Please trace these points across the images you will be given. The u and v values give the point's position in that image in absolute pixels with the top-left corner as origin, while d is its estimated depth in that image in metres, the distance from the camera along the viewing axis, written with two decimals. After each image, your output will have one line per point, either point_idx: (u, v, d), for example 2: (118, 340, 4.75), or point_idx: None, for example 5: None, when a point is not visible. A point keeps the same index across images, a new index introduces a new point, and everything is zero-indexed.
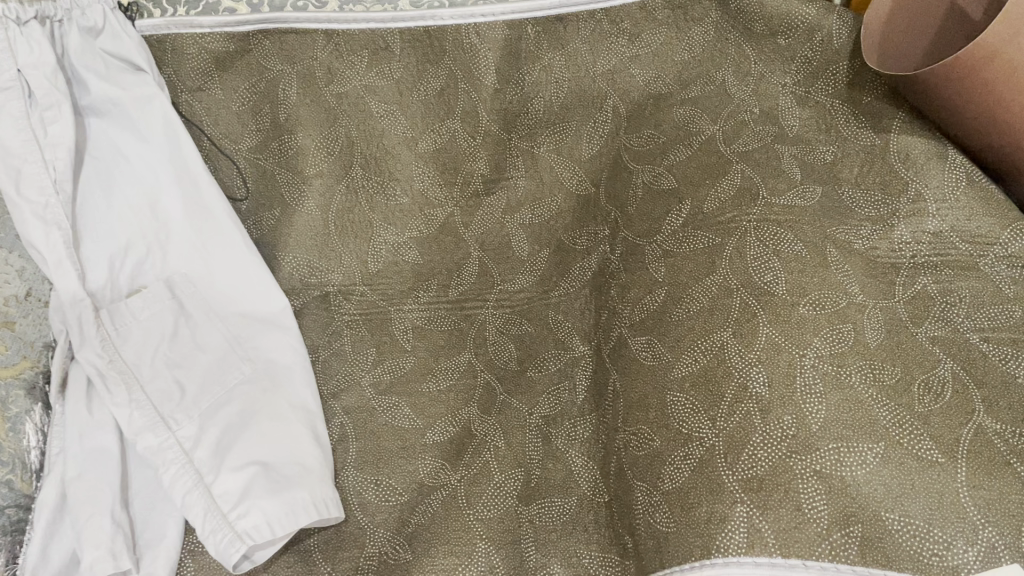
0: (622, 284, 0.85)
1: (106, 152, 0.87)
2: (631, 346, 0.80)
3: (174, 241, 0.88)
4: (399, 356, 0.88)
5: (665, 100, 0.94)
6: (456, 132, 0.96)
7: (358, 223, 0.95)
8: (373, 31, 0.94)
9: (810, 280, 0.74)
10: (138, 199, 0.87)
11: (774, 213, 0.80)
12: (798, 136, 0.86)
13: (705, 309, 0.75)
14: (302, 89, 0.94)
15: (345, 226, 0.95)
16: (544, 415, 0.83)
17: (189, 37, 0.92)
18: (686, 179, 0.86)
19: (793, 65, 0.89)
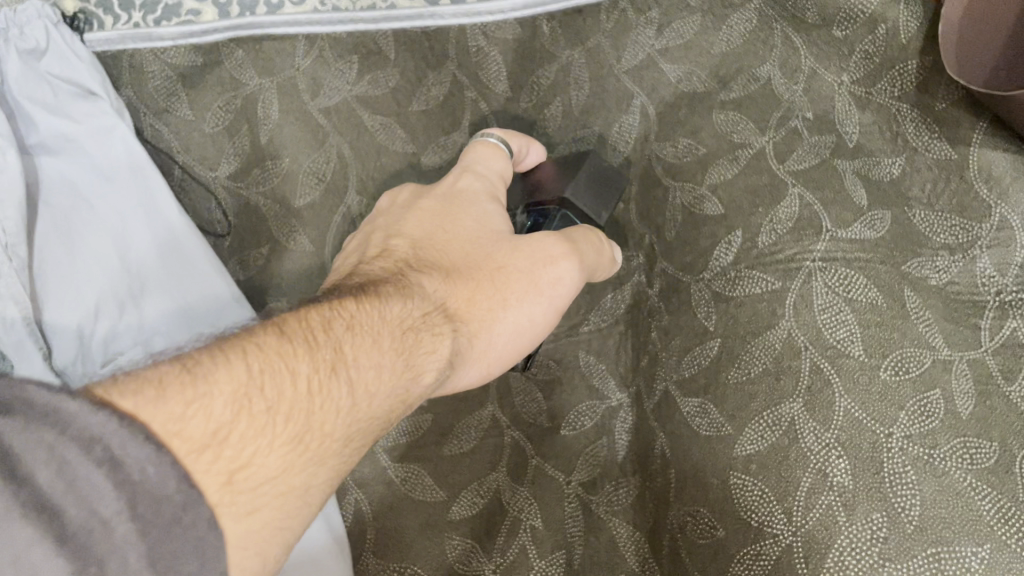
0: (665, 326, 0.75)
1: (65, 198, 0.76)
2: (681, 408, 0.70)
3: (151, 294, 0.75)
4: (413, 415, 0.78)
5: (701, 100, 0.82)
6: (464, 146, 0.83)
7: None
8: (362, 33, 0.82)
9: (888, 334, 0.65)
10: (106, 248, 0.75)
11: (839, 250, 0.69)
12: (858, 149, 0.75)
13: (771, 372, 0.65)
14: (284, 104, 0.82)
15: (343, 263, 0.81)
16: (582, 482, 0.74)
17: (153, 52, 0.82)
18: (733, 203, 0.75)
19: (850, 62, 0.77)
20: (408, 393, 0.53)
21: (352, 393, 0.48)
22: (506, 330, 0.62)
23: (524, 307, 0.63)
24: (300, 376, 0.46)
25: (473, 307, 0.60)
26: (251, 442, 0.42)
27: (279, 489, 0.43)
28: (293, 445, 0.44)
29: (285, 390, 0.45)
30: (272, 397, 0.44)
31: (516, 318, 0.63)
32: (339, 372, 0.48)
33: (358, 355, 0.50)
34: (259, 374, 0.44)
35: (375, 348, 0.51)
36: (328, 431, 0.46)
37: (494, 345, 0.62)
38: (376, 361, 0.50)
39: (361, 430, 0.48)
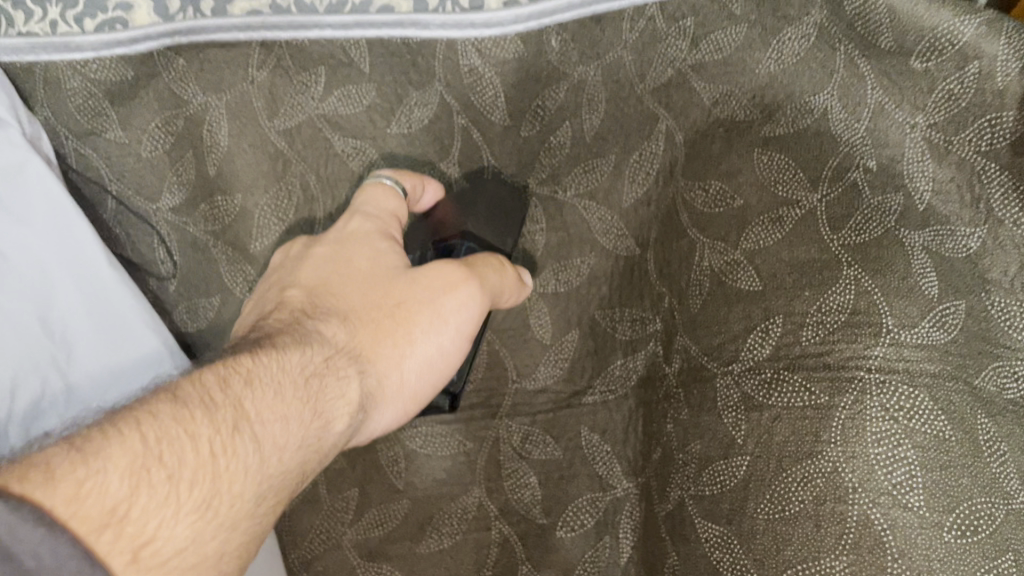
0: (684, 423, 0.64)
1: None
2: (699, 534, 0.60)
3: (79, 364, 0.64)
4: (388, 501, 0.69)
5: (742, 133, 0.67)
6: (454, 179, 0.71)
7: None
8: (330, 40, 0.67)
9: (957, 480, 0.53)
10: (28, 313, 0.63)
11: (900, 358, 0.57)
12: (930, 214, 0.60)
13: (809, 516, 0.55)
14: (237, 128, 0.68)
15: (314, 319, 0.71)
16: None
17: (78, 67, 0.67)
18: (774, 279, 0.62)
19: (928, 100, 0.61)
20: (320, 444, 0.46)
21: (261, 449, 0.41)
22: (415, 366, 0.54)
23: (436, 340, 0.56)
24: (203, 437, 0.39)
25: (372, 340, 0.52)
26: (155, 517, 0.36)
27: (190, 557, 0.37)
28: (200, 510, 0.38)
29: (185, 453, 0.38)
30: (173, 462, 0.37)
31: (432, 347, 0.56)
32: (242, 427, 0.41)
33: (263, 408, 0.43)
34: (154, 442, 0.37)
35: (279, 397, 0.44)
36: (234, 493, 0.40)
37: (410, 379, 0.54)
38: (283, 409, 0.44)
39: (274, 486, 0.42)
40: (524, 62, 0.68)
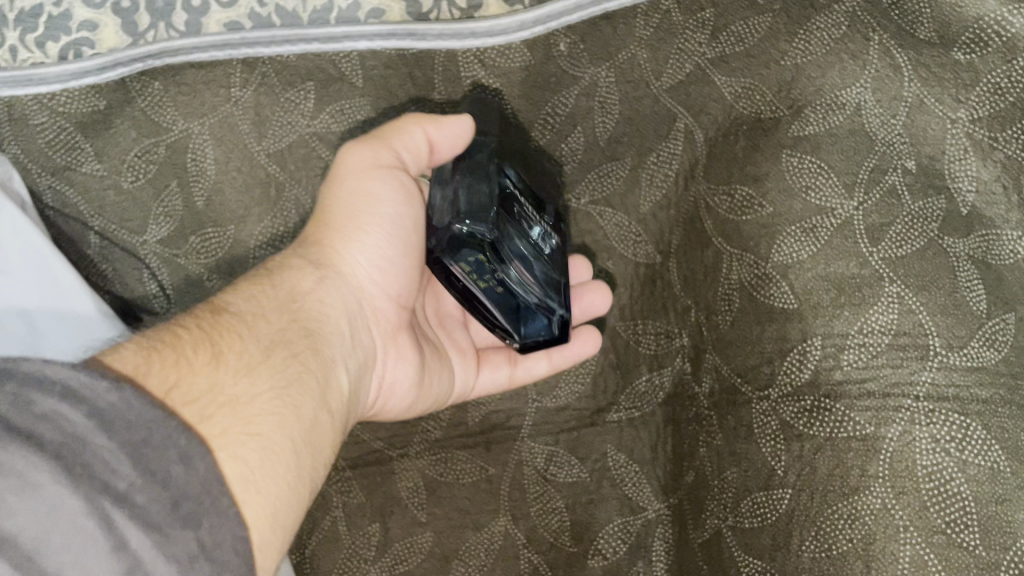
0: (718, 448, 0.62)
1: None
2: (740, 567, 0.58)
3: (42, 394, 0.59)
4: (410, 534, 0.67)
5: (767, 134, 0.61)
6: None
7: None
8: (318, 54, 0.62)
9: (1012, 515, 0.51)
10: None
11: (950, 383, 0.54)
12: (974, 218, 0.56)
13: (858, 556, 0.53)
14: (223, 152, 0.64)
15: None
16: None
17: (43, 99, 0.61)
18: (811, 296, 0.58)
19: (972, 93, 0.55)
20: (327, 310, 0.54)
21: (249, 323, 0.48)
22: (376, 258, 0.57)
23: (399, 236, 0.57)
24: (186, 336, 0.45)
25: (331, 246, 0.56)
26: (172, 375, 0.42)
27: (218, 402, 0.42)
28: (215, 369, 0.44)
29: (185, 335, 0.45)
30: (173, 352, 0.43)
31: (389, 229, 0.57)
32: (224, 316, 0.48)
33: (241, 306, 0.49)
34: (160, 335, 0.45)
35: (259, 303, 0.50)
36: (239, 356, 0.46)
37: (380, 284, 0.57)
38: (261, 309, 0.50)
39: (294, 340, 0.50)
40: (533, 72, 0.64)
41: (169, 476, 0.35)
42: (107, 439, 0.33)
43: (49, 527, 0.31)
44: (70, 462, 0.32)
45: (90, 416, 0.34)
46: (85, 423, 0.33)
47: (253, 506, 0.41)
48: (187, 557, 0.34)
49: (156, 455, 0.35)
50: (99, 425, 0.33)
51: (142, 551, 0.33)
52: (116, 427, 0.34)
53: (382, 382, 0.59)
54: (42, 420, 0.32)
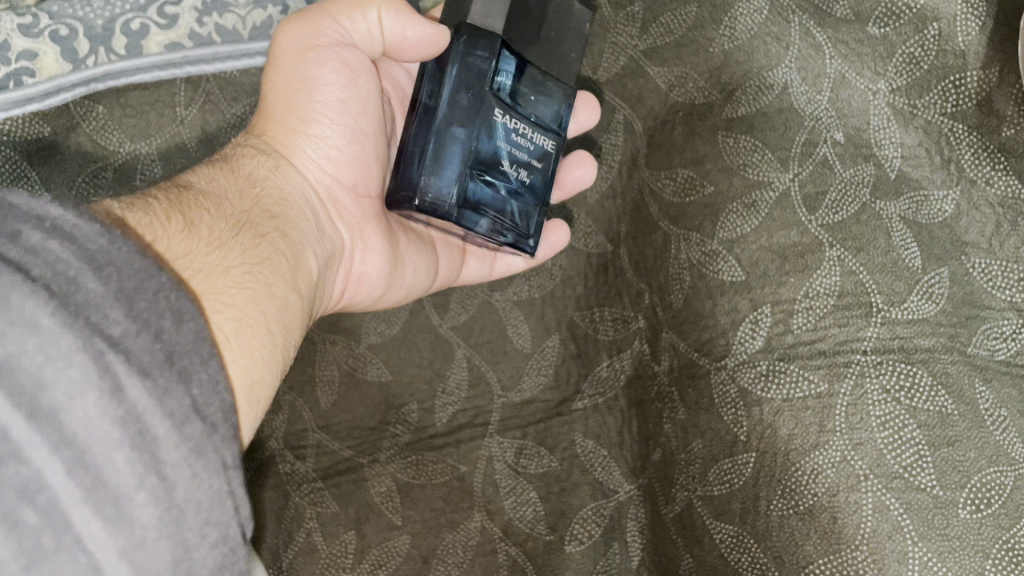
0: (682, 423, 0.63)
1: None
2: (713, 534, 0.60)
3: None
4: (386, 539, 0.68)
5: (703, 119, 0.64)
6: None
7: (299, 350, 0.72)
8: (261, 68, 0.63)
9: (964, 455, 0.55)
10: None
11: (894, 338, 0.57)
12: (902, 181, 0.59)
13: (824, 508, 0.55)
14: (169, 169, 0.64)
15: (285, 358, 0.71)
16: None
17: None
18: (757, 267, 0.61)
19: (889, 66, 0.59)
20: (291, 196, 0.55)
21: (216, 201, 0.49)
22: (335, 147, 0.58)
23: (355, 125, 0.59)
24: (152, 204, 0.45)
25: (291, 136, 0.57)
26: (154, 233, 0.43)
27: (195, 266, 0.44)
28: (188, 233, 0.45)
29: (157, 203, 0.46)
30: (149, 212, 0.44)
31: (345, 119, 0.58)
32: (187, 191, 0.49)
33: (205, 185, 0.50)
34: (131, 201, 0.45)
35: (222, 184, 0.51)
36: (216, 222, 0.47)
37: (337, 166, 0.59)
38: (223, 189, 0.51)
39: (262, 220, 0.51)
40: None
41: (161, 329, 0.35)
42: (96, 282, 0.34)
43: (41, 359, 0.32)
44: (71, 306, 0.33)
45: (86, 261, 0.34)
46: (84, 267, 0.34)
47: (242, 360, 0.44)
48: (180, 411, 0.34)
49: (153, 308, 0.35)
50: (95, 272, 0.34)
51: (138, 404, 0.33)
52: (106, 268, 0.34)
53: (350, 274, 0.62)
54: (46, 264, 0.33)
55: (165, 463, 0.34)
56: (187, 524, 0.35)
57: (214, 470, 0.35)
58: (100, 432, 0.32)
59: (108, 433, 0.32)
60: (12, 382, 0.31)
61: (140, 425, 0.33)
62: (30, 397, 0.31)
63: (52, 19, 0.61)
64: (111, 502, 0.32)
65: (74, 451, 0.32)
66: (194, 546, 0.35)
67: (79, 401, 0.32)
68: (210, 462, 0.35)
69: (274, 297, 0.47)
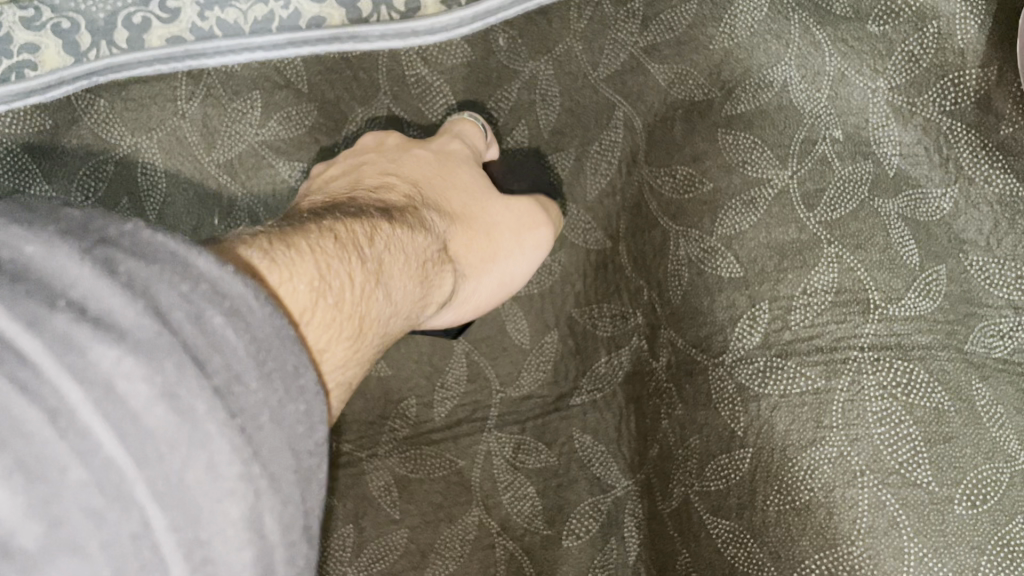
0: (680, 419, 0.63)
1: None
2: (709, 530, 0.60)
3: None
4: (384, 534, 0.68)
5: (702, 115, 0.64)
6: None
7: None
8: (263, 62, 0.64)
9: (961, 452, 0.55)
10: None
11: (892, 334, 0.58)
12: (901, 178, 0.59)
13: (820, 504, 0.56)
14: (171, 165, 0.65)
15: None
16: None
17: None
18: (756, 265, 0.61)
19: (888, 64, 0.60)
20: (409, 325, 0.51)
21: (392, 303, 0.47)
22: (466, 305, 0.60)
23: (489, 284, 0.60)
24: (357, 276, 0.43)
25: (469, 250, 0.58)
26: (320, 337, 0.40)
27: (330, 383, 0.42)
28: (347, 349, 0.42)
29: (350, 299, 0.42)
30: (337, 302, 0.41)
31: (496, 273, 0.60)
32: (381, 277, 0.46)
33: (401, 272, 0.48)
34: (297, 261, 0.40)
35: (405, 264, 0.48)
36: (376, 322, 0.45)
37: (464, 300, 0.59)
38: (404, 279, 0.48)
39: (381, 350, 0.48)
40: (473, 69, 0.66)
41: None
42: (259, 384, 0.32)
43: (147, 393, 0.29)
44: (226, 400, 0.31)
45: (249, 347, 0.32)
46: (243, 359, 0.32)
47: None
48: (287, 483, 0.33)
49: (286, 391, 0.33)
50: (258, 368, 0.32)
51: (249, 463, 0.31)
52: (269, 366, 0.33)
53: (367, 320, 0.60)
54: (207, 349, 0.31)
55: (267, 536, 0.32)
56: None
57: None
58: (220, 491, 0.31)
59: (223, 494, 0.31)
60: (114, 413, 0.29)
61: (264, 553, 0.32)
62: (173, 513, 0.30)
63: (55, 12, 0.62)
64: None
65: None
66: None
67: (190, 455, 0.30)
68: (298, 531, 0.34)
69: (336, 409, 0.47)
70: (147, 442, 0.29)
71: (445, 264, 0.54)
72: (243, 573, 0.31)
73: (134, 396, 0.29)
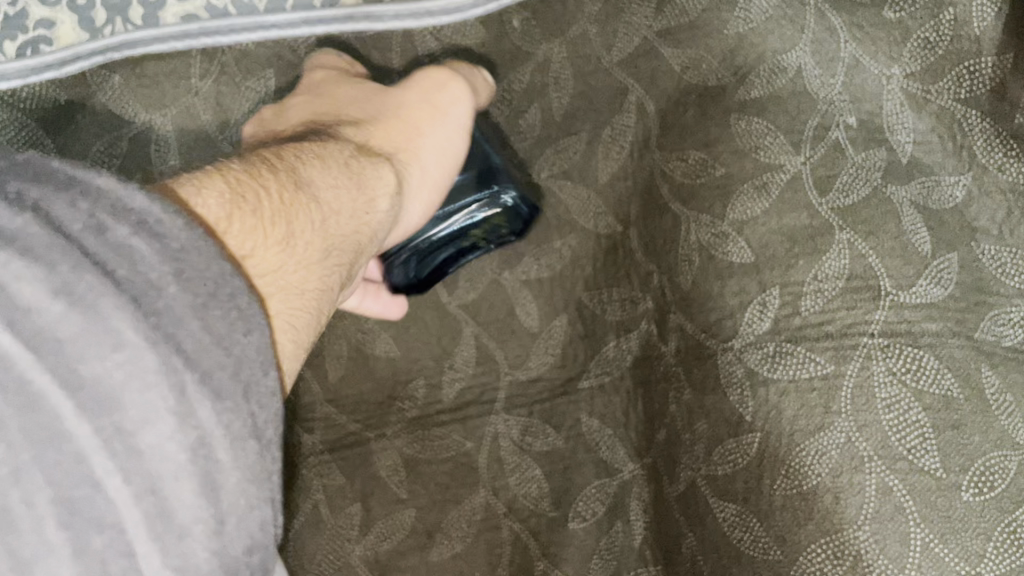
0: (688, 403, 0.63)
1: None
2: (715, 512, 0.60)
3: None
4: (391, 512, 0.68)
5: (716, 100, 0.64)
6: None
7: None
8: (277, 43, 0.64)
9: (968, 438, 0.55)
10: None
11: (901, 321, 0.57)
12: (914, 166, 0.59)
13: (827, 489, 0.56)
14: (184, 142, 0.65)
15: None
16: None
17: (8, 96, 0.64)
18: (767, 250, 0.61)
19: (903, 50, 0.59)
20: (366, 220, 0.52)
21: (324, 200, 0.49)
22: (427, 189, 0.60)
23: (438, 160, 0.60)
24: (273, 187, 0.46)
25: (400, 141, 0.59)
26: (249, 237, 0.43)
27: (281, 284, 0.45)
28: (284, 246, 0.45)
29: (269, 203, 0.45)
30: (254, 209, 0.44)
31: (432, 146, 0.60)
32: (302, 186, 0.48)
33: (325, 179, 0.50)
34: (208, 184, 0.43)
35: (330, 173, 0.51)
36: (311, 223, 0.47)
37: (417, 189, 0.59)
38: (335, 185, 0.51)
39: (341, 246, 0.50)
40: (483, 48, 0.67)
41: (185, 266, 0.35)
42: (177, 288, 0.35)
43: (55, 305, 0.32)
44: (140, 304, 0.34)
45: (162, 256, 0.35)
46: (159, 264, 0.34)
47: (293, 368, 0.46)
48: (220, 384, 0.35)
49: (196, 270, 0.35)
50: (175, 274, 0.35)
51: (168, 357, 0.34)
52: (185, 269, 0.35)
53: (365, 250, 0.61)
54: (118, 260, 0.34)
55: (200, 424, 0.34)
56: (228, 560, 0.35)
57: (265, 496, 0.37)
58: (133, 386, 0.33)
59: (143, 390, 0.33)
60: (22, 324, 0.32)
61: (203, 445, 0.34)
62: (87, 408, 0.32)
63: None
64: (141, 474, 0.33)
65: (115, 471, 0.33)
66: (229, 524, 0.35)
67: (106, 356, 0.33)
68: (246, 424, 0.36)
69: (328, 313, 0.49)
70: (53, 344, 0.32)
71: (377, 162, 0.55)
72: (179, 467, 0.34)
73: (43, 313, 0.32)
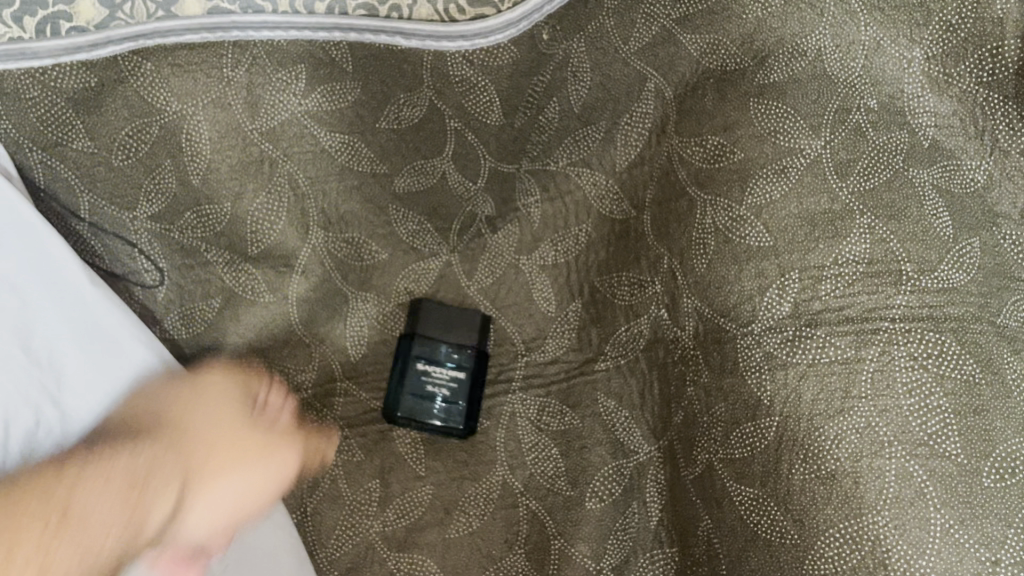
0: (704, 386, 0.64)
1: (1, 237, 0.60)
2: (731, 494, 0.60)
3: (155, 364, 0.64)
4: (410, 489, 0.70)
5: (734, 84, 0.63)
6: (448, 174, 0.69)
7: (329, 305, 0.73)
8: (309, 41, 0.61)
9: (990, 423, 0.55)
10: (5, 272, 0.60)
11: (924, 305, 0.57)
12: (936, 149, 0.59)
13: (846, 473, 0.55)
14: (215, 130, 0.63)
15: (313, 317, 0.72)
16: (614, 564, 0.67)
17: (33, 79, 0.59)
18: (786, 234, 0.60)
19: (925, 34, 0.58)
20: (133, 483, 0.55)
21: (85, 519, 0.52)
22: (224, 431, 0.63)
23: (211, 410, 0.64)
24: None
25: (175, 410, 0.62)
26: None
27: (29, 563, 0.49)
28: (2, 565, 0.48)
29: None
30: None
31: (212, 411, 0.64)
32: (60, 503, 0.52)
33: (77, 487, 0.54)
34: None
35: (82, 481, 0.54)
36: (49, 555, 0.50)
37: (203, 429, 0.62)
38: (103, 490, 0.54)
39: (92, 538, 0.52)
40: (519, 65, 0.64)
41: None
42: None
43: None
44: None
45: None
46: None
47: None
48: None
49: None
50: None
51: None
52: None
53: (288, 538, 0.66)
54: None
55: None
56: None
57: None
58: None
59: None
60: None
61: None
62: None
63: None
64: None
65: None
66: None
67: None
68: None
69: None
70: None
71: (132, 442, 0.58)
72: None
73: None
